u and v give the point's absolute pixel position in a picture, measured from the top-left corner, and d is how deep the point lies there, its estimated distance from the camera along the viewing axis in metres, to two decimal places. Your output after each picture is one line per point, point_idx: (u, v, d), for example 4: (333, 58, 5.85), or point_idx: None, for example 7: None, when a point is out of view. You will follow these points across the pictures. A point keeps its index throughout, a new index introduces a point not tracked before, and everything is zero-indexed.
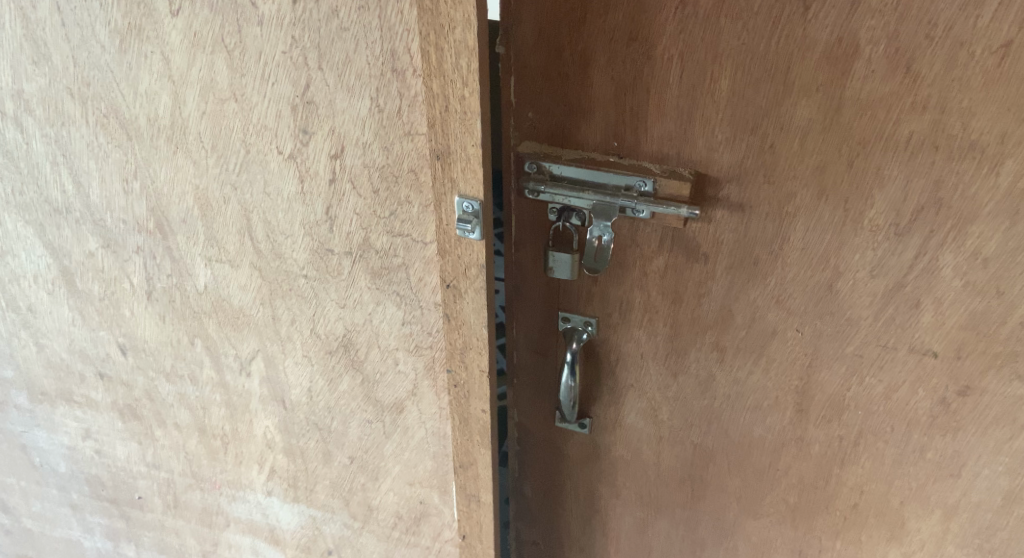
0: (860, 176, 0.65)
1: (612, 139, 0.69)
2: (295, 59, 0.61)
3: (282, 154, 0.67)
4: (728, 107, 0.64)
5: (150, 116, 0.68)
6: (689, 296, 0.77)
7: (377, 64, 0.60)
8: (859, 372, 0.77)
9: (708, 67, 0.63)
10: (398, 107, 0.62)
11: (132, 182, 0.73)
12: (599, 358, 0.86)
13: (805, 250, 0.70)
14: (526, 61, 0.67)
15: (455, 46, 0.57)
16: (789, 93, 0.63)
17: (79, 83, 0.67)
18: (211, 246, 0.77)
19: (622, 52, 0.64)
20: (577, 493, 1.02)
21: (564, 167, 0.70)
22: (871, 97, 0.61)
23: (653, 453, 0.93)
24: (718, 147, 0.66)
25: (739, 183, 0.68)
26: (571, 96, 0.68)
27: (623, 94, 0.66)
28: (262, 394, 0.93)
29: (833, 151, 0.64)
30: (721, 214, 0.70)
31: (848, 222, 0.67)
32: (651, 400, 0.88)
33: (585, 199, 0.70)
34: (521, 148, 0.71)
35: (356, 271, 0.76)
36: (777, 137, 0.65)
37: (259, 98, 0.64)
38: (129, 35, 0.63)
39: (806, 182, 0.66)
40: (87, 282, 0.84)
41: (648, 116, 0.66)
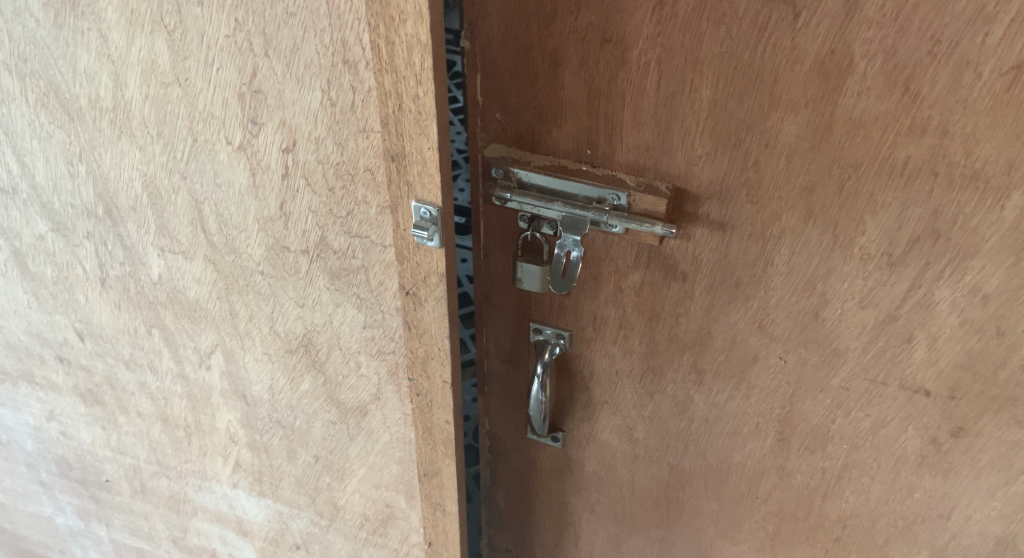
0: (852, 201, 0.60)
1: (585, 145, 0.64)
2: (239, 44, 0.57)
3: (231, 145, 0.63)
4: (708, 118, 0.59)
5: (91, 98, 0.63)
6: (667, 314, 0.72)
7: (327, 55, 0.55)
8: (846, 405, 0.72)
9: (687, 74, 0.58)
10: (351, 101, 0.57)
11: (77, 166, 0.69)
12: (572, 371, 0.82)
13: (791, 274, 0.65)
14: (493, 58, 0.63)
15: (406, 40, 0.52)
16: (776, 107, 0.57)
17: (16, 59, 0.63)
18: (163, 236, 0.73)
19: (595, 54, 0.59)
20: (550, 506, 0.98)
21: (533, 173, 0.66)
22: (866, 116, 0.56)
23: (628, 471, 0.89)
24: (697, 161, 0.62)
25: (721, 199, 0.63)
26: (541, 98, 0.63)
27: (597, 98, 0.61)
28: (223, 388, 0.89)
29: (823, 171, 0.59)
30: (701, 231, 0.65)
31: (838, 247, 0.62)
32: (627, 417, 0.83)
33: (554, 210, 0.67)
34: (488, 151, 0.68)
35: (313, 270, 0.71)
36: (762, 153, 0.60)
37: (204, 84, 0.60)
38: (65, 11, 0.59)
39: (792, 203, 0.61)
40: (40, 265, 0.80)
41: (623, 123, 0.62)
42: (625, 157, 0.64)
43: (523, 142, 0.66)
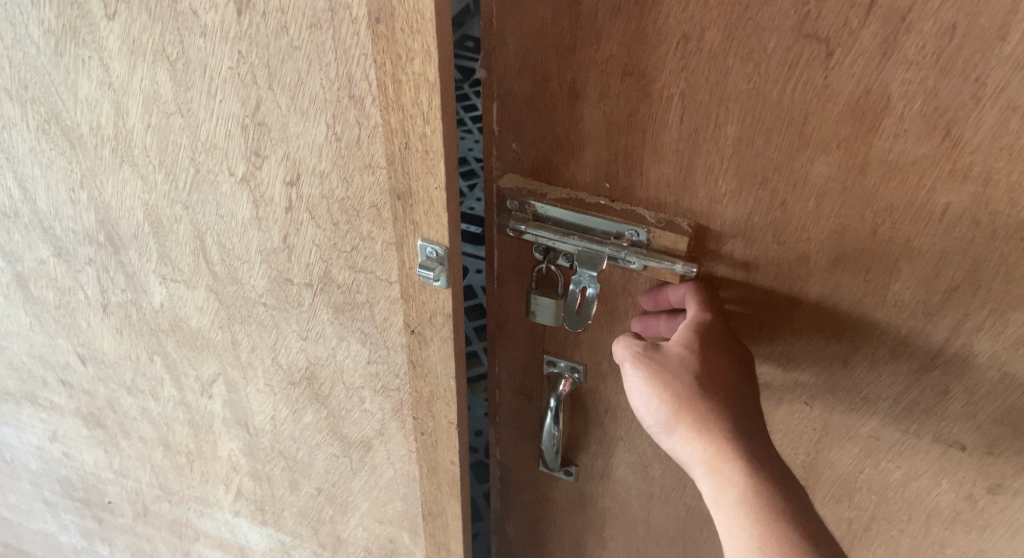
0: (885, 247, 0.57)
1: (603, 179, 0.62)
2: (243, 76, 0.54)
3: (234, 176, 0.61)
4: (733, 156, 0.56)
5: (92, 125, 0.62)
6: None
7: (333, 89, 0.53)
8: (875, 453, 0.69)
9: (712, 110, 0.55)
10: (357, 137, 0.55)
11: (79, 193, 0.67)
12: (587, 406, 0.79)
13: (818, 316, 0.62)
14: (508, 88, 0.60)
15: (414, 79, 0.50)
16: (806, 147, 0.54)
17: (17, 85, 0.61)
18: (164, 264, 0.71)
19: (615, 87, 0.56)
20: (560, 540, 0.95)
21: (549, 205, 0.64)
22: (902, 159, 0.52)
23: (642, 510, 0.85)
24: (721, 200, 0.59)
25: (744, 238, 0.60)
26: (559, 129, 0.60)
27: (616, 132, 0.59)
28: (225, 417, 0.87)
29: (855, 214, 0.56)
30: (724, 270, 0.63)
31: (869, 292, 0.59)
32: (642, 456, 0.80)
33: (570, 244, 0.64)
34: (503, 181, 0.65)
35: (317, 304, 0.69)
36: (790, 193, 0.57)
37: (207, 115, 0.58)
38: (65, 38, 0.57)
39: (821, 245, 0.58)
40: (41, 290, 0.79)
41: (643, 159, 0.59)
42: (645, 192, 0.61)
43: (540, 173, 0.63)
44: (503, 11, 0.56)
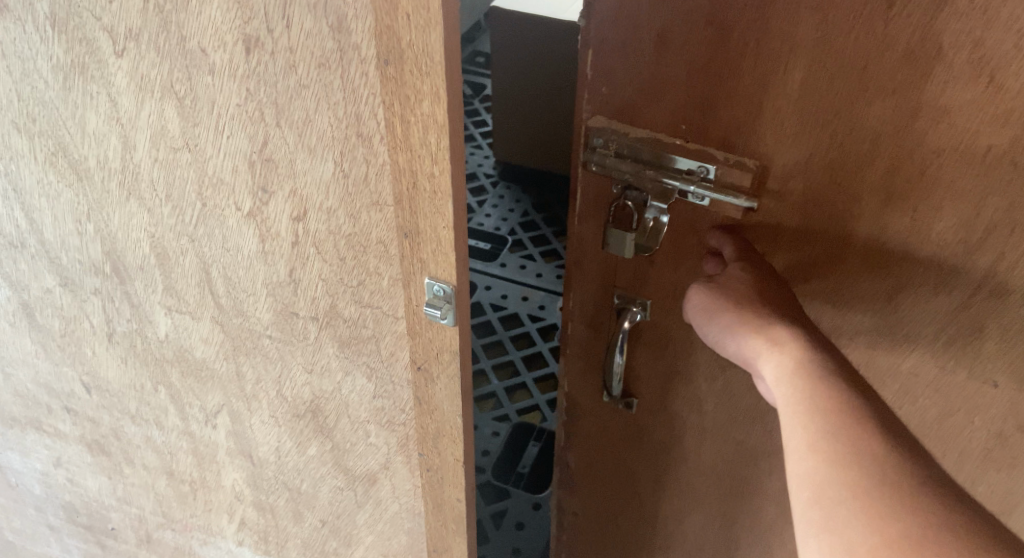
0: (928, 187, 0.56)
1: (679, 121, 0.62)
2: (251, 112, 0.54)
3: (241, 211, 0.60)
4: (799, 100, 0.56)
5: (99, 159, 0.61)
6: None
7: (341, 127, 0.52)
8: (912, 393, 0.67)
9: (782, 55, 0.55)
10: (365, 174, 0.54)
11: (86, 224, 0.67)
12: (648, 340, 0.75)
13: (868, 260, 0.61)
14: (601, 34, 0.60)
15: (422, 120, 0.49)
16: (863, 93, 0.54)
17: (26, 118, 0.61)
18: (170, 295, 0.70)
19: (693, 27, 0.57)
20: (619, 490, 0.91)
21: (629, 142, 0.64)
22: (950, 104, 0.52)
23: (696, 447, 0.81)
24: (785, 141, 0.58)
25: (802, 182, 0.60)
26: (640, 70, 0.61)
27: (698, 76, 0.59)
28: (229, 447, 0.86)
29: (907, 155, 0.55)
30: (784, 211, 0.62)
31: (914, 231, 0.58)
32: (698, 388, 0.76)
33: (644, 179, 0.64)
34: (590, 121, 0.65)
35: (323, 338, 0.68)
36: (846, 137, 0.56)
37: (214, 150, 0.57)
38: (73, 73, 0.57)
39: (873, 188, 0.58)
40: (48, 318, 0.79)
41: (719, 101, 0.59)
42: (716, 133, 0.61)
43: (622, 115, 0.63)
44: None
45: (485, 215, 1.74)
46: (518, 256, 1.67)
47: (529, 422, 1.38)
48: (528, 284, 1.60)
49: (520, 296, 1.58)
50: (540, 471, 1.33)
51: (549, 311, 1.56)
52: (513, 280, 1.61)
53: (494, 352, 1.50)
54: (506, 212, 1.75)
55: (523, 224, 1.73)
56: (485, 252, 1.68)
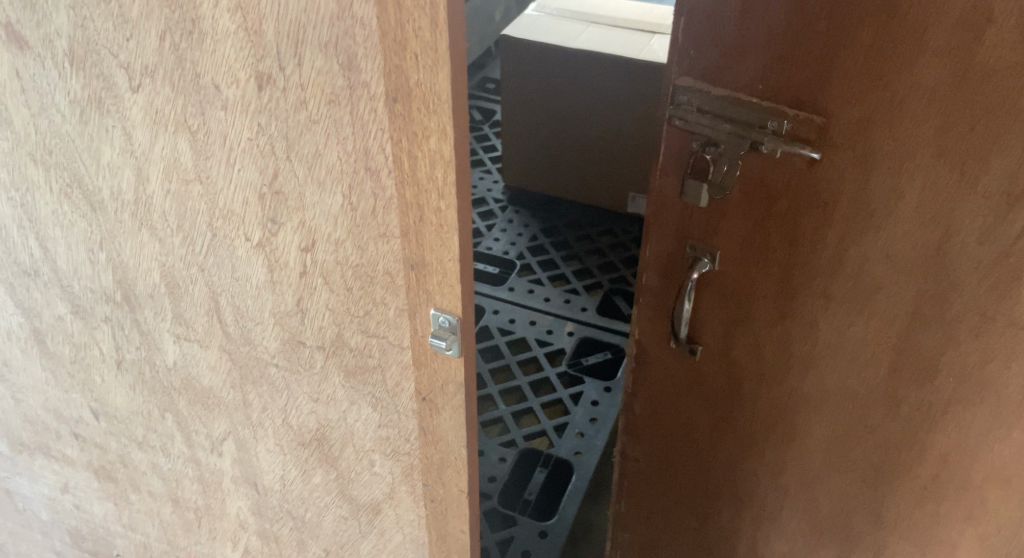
0: (975, 140, 0.60)
1: (760, 81, 0.67)
2: (262, 146, 0.55)
3: (250, 241, 0.61)
4: (865, 62, 0.62)
5: (113, 190, 0.63)
6: (806, 237, 0.71)
7: (350, 161, 0.53)
8: (952, 337, 0.69)
9: (851, 21, 0.61)
10: (373, 207, 0.55)
11: (98, 253, 0.69)
12: (714, 287, 0.80)
13: (917, 215, 0.65)
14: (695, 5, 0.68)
15: (429, 156, 0.50)
16: (921, 54, 0.59)
17: (42, 150, 0.63)
18: (179, 323, 0.71)
19: None
20: (685, 438, 0.94)
21: (711, 100, 0.70)
22: (999, 65, 0.57)
23: (751, 392, 0.84)
24: (851, 101, 0.64)
25: (862, 137, 0.65)
26: (725, 33, 0.68)
27: (775, 42, 0.65)
28: (235, 475, 0.86)
29: (958, 110, 0.60)
30: (847, 165, 0.66)
31: (959, 182, 0.62)
32: (757, 338, 0.80)
33: (721, 133, 0.70)
34: (679, 81, 0.72)
35: (329, 367, 0.68)
36: (906, 95, 0.61)
37: (225, 182, 0.58)
38: (89, 107, 0.58)
39: (924, 144, 0.62)
40: (58, 345, 0.81)
41: (794, 65, 0.65)
42: (792, 92, 0.66)
43: (711, 77, 0.70)
44: None
45: (494, 240, 1.77)
46: (526, 280, 1.69)
47: (537, 448, 1.38)
48: (536, 309, 1.62)
49: (528, 321, 1.60)
50: (547, 499, 1.32)
51: (556, 336, 1.57)
52: (521, 305, 1.63)
53: (501, 376, 1.51)
54: (514, 237, 1.78)
55: (530, 248, 1.75)
56: (492, 276, 1.70)
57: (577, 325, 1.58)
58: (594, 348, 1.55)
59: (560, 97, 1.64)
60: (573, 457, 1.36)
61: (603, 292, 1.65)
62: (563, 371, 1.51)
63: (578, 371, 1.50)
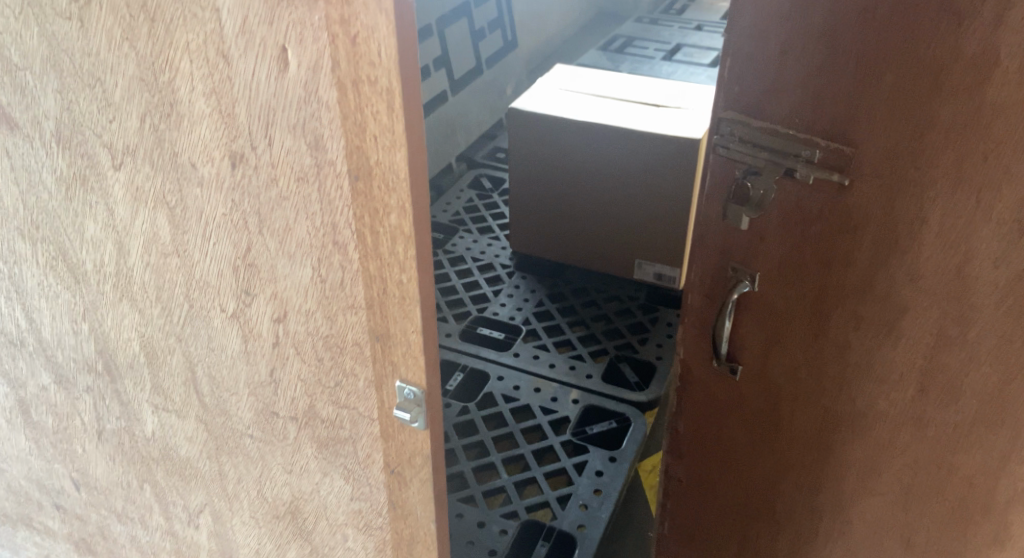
0: (987, 172, 0.56)
1: (795, 112, 0.65)
2: (235, 220, 0.57)
3: (225, 312, 0.63)
4: (891, 99, 0.58)
5: (96, 263, 0.65)
6: (835, 263, 0.67)
7: (319, 236, 0.55)
8: (975, 360, 0.63)
9: (878, 57, 0.58)
10: (341, 279, 0.56)
11: (81, 324, 0.71)
12: (755, 316, 0.75)
13: (941, 239, 0.60)
14: (737, 44, 0.66)
15: (390, 232, 0.52)
16: (940, 92, 0.56)
17: (29, 225, 0.66)
18: (157, 394, 0.73)
19: (811, 35, 0.61)
20: (726, 469, 0.89)
21: (751, 131, 0.67)
22: (1008, 104, 0.54)
23: (789, 411, 0.78)
24: (877, 133, 0.60)
25: (891, 167, 0.60)
26: (760, 63, 0.65)
27: (808, 77, 0.63)
28: (211, 548, 0.86)
29: (975, 142, 0.56)
30: (877, 196, 0.62)
31: (977, 214, 0.58)
32: (794, 370, 0.75)
33: (759, 158, 0.67)
34: (722, 109, 0.69)
35: (302, 438, 0.69)
36: (926, 132, 0.58)
37: (200, 255, 0.60)
38: (75, 184, 0.61)
39: (944, 168, 0.58)
40: (42, 415, 0.82)
41: (824, 99, 0.62)
42: (825, 124, 0.63)
43: (751, 109, 0.68)
44: None
45: (500, 305, 1.73)
46: (532, 345, 1.63)
47: (539, 520, 1.30)
48: (541, 375, 1.56)
49: (532, 387, 1.54)
50: None
51: (561, 404, 1.51)
52: (526, 371, 1.57)
53: (504, 444, 1.44)
54: (520, 302, 1.74)
55: (537, 313, 1.71)
56: (497, 340, 1.65)
57: (583, 393, 1.52)
58: (599, 416, 1.48)
59: (569, 164, 1.60)
60: (576, 530, 1.27)
61: (609, 359, 1.60)
62: (568, 440, 1.44)
63: (581, 440, 1.43)
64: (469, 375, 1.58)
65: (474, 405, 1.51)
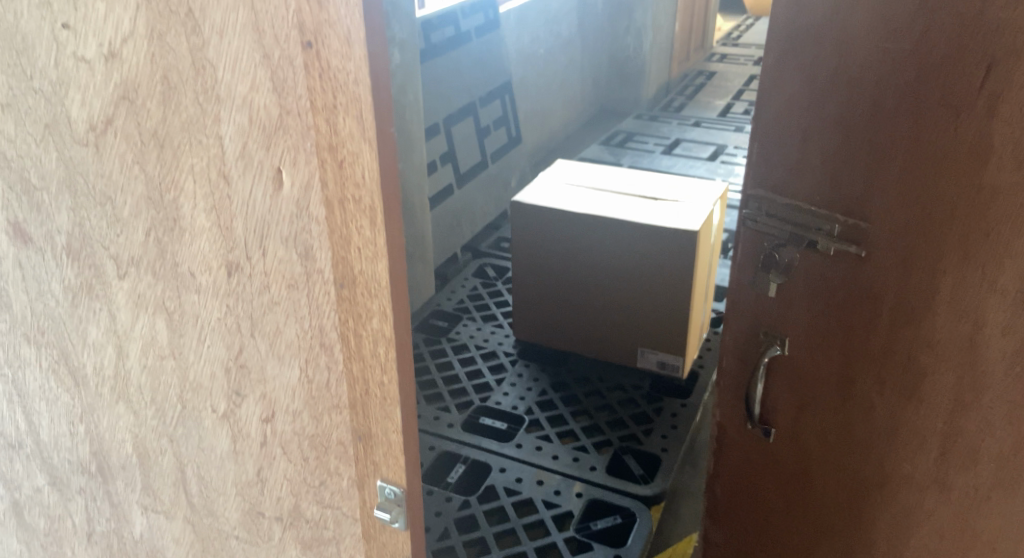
0: (990, 247, 0.62)
1: (816, 193, 0.73)
2: (229, 324, 0.60)
3: (216, 412, 0.66)
4: (903, 180, 0.66)
5: (96, 366, 0.69)
6: (859, 328, 0.74)
7: (307, 338, 0.57)
8: (990, 423, 0.68)
9: (890, 144, 0.66)
10: (327, 379, 0.59)
11: (78, 425, 0.73)
12: (784, 374, 0.83)
13: (952, 308, 0.66)
14: (759, 134, 0.76)
15: (372, 334, 0.54)
16: (942, 174, 0.63)
17: (35, 330, 0.70)
18: (147, 494, 0.74)
19: (825, 129, 0.70)
20: (758, 519, 0.94)
21: (777, 207, 0.76)
22: (1003, 187, 0.60)
23: (821, 472, 0.84)
24: (889, 214, 0.68)
25: (903, 241, 0.67)
26: (778, 158, 0.75)
27: (825, 164, 0.71)
28: None
29: (978, 221, 0.62)
30: (891, 267, 0.69)
31: (983, 286, 0.63)
32: (823, 422, 0.81)
33: (786, 233, 0.75)
34: (751, 189, 0.78)
35: (286, 539, 0.70)
36: (934, 210, 0.64)
37: (195, 357, 0.63)
38: (81, 292, 0.65)
39: (953, 248, 0.64)
40: (34, 516, 0.83)
41: (836, 186, 0.71)
42: (842, 203, 0.71)
43: (776, 190, 0.76)
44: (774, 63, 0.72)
45: (504, 394, 1.81)
46: (534, 435, 1.68)
47: None
48: (542, 467, 1.58)
49: (535, 480, 1.56)
50: None
51: (564, 497, 1.52)
52: (529, 463, 1.59)
53: (508, 540, 1.44)
54: (523, 391, 1.82)
55: (539, 403, 1.78)
56: (500, 431, 1.70)
57: (586, 486, 1.54)
58: (603, 511, 1.48)
59: (577, 263, 1.76)
60: None
61: (613, 450, 1.64)
62: (571, 537, 1.43)
63: (586, 535, 1.43)
64: (474, 469, 1.60)
65: (475, 499, 1.52)
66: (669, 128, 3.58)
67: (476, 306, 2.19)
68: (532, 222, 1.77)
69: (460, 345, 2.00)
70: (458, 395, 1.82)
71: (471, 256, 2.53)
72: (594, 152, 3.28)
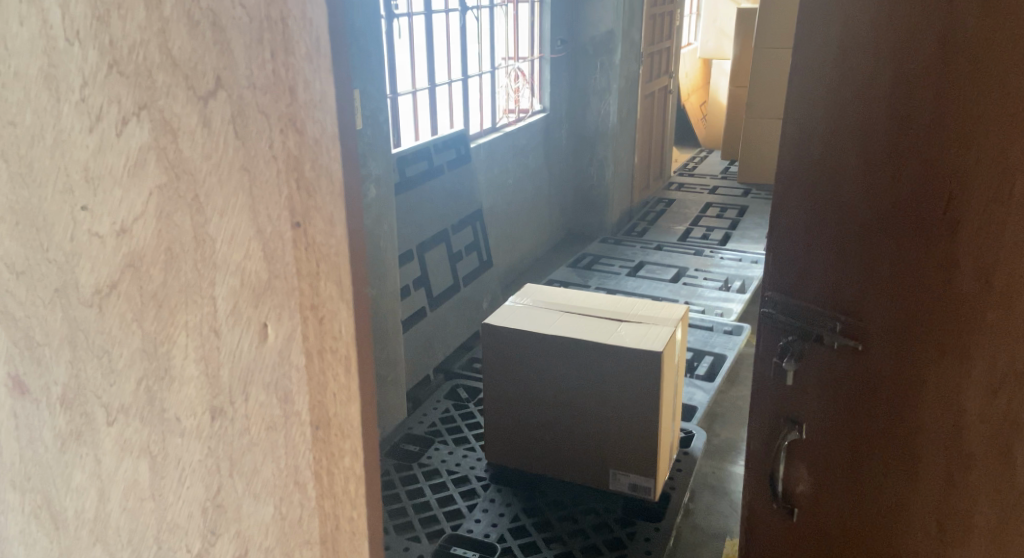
0: (960, 342, 0.77)
1: (824, 298, 0.95)
2: (209, 465, 0.60)
3: (191, 551, 0.64)
4: (883, 293, 0.87)
5: (77, 509, 0.67)
6: (864, 414, 0.92)
7: (282, 477, 0.60)
8: (973, 503, 0.78)
9: (874, 261, 0.88)
10: (300, 515, 0.61)
11: None
12: (807, 455, 1.01)
13: (937, 394, 0.81)
14: (781, 252, 1.00)
15: (344, 472, 0.60)
16: (918, 284, 0.82)
17: (21, 475, 0.68)
18: None
19: (828, 256, 0.93)
20: None
21: (790, 306, 0.99)
22: (964, 292, 0.76)
23: (841, 541, 0.98)
24: (873, 322, 0.88)
25: (886, 341, 0.87)
26: (795, 272, 0.98)
27: (834, 276, 0.93)
28: None
29: (938, 330, 0.80)
30: (876, 360, 0.89)
31: (956, 376, 0.78)
32: (842, 499, 0.97)
33: (794, 335, 0.99)
34: (772, 290, 1.02)
35: None
36: (910, 316, 0.83)
37: (174, 497, 0.62)
38: (69, 438, 0.63)
39: (928, 347, 0.82)
40: None
41: (836, 296, 0.93)
42: (845, 307, 0.92)
43: (791, 294, 0.99)
44: (785, 199, 0.98)
45: (475, 521, 1.81)
46: None
47: None
48: None
49: None
50: None
51: None
52: None
53: None
54: (495, 518, 1.82)
55: (512, 529, 1.79)
56: None
57: None
58: None
59: (546, 382, 1.80)
60: None
61: None
62: None
63: None
64: None
65: None
66: (633, 252, 3.72)
67: (448, 429, 2.20)
68: (505, 343, 1.82)
69: (431, 469, 2.02)
70: (430, 523, 1.81)
71: (443, 375, 2.54)
72: (563, 275, 3.35)
